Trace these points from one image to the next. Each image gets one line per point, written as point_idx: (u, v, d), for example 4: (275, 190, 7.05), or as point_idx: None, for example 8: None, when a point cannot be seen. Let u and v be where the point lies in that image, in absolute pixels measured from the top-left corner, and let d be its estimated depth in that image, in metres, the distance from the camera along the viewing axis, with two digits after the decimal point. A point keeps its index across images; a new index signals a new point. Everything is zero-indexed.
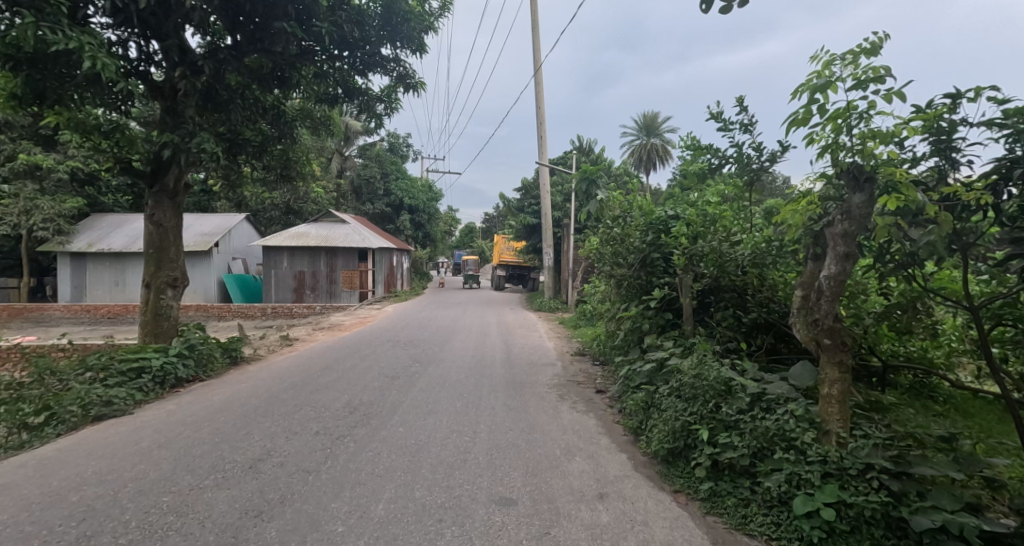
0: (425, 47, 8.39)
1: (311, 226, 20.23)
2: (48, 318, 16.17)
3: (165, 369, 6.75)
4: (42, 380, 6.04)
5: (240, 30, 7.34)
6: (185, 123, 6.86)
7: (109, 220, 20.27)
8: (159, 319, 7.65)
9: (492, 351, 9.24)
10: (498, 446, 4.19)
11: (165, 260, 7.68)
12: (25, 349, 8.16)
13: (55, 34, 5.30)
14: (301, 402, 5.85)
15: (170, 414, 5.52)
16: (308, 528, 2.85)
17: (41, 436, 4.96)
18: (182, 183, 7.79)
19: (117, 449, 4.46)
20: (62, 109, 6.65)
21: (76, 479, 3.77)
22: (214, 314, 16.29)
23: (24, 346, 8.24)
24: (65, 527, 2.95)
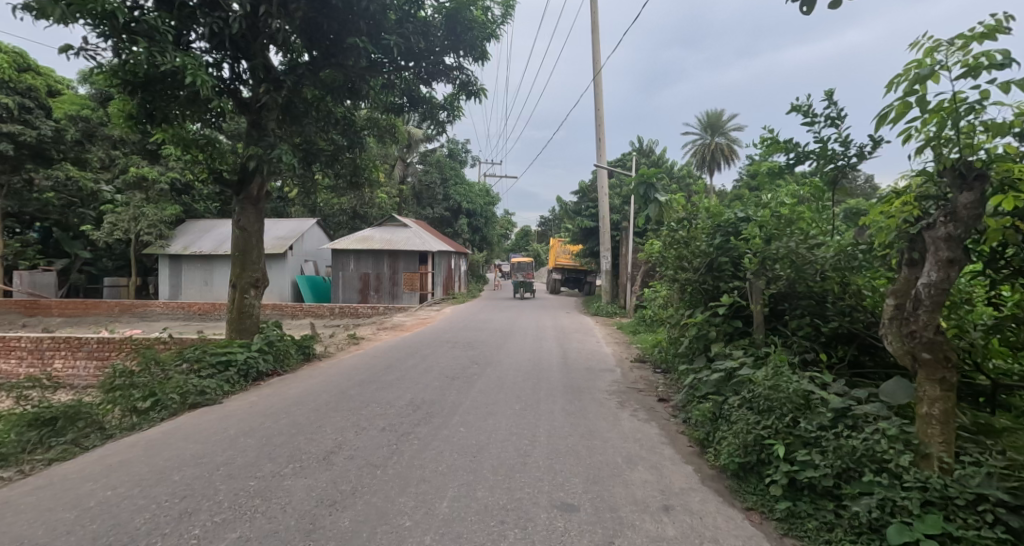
0: (487, 55, 8.56)
1: (375, 229, 21.13)
2: (151, 313, 17.98)
3: (248, 364, 7.30)
4: (147, 369, 6.72)
5: (316, 47, 7.83)
6: (268, 135, 7.41)
7: (202, 225, 22.29)
8: (243, 317, 8.27)
9: (549, 354, 9.24)
10: (558, 450, 4.17)
11: (248, 262, 8.30)
12: (132, 340, 9.13)
13: (163, 59, 5.92)
14: (367, 399, 6.13)
15: (252, 405, 5.97)
16: (377, 520, 2.97)
17: (148, 419, 5.54)
18: (264, 190, 8.39)
19: (209, 435, 4.88)
20: (168, 126, 7.43)
21: (177, 460, 4.18)
22: (289, 313, 17.40)
23: (132, 338, 9.22)
24: (168, 504, 3.26)
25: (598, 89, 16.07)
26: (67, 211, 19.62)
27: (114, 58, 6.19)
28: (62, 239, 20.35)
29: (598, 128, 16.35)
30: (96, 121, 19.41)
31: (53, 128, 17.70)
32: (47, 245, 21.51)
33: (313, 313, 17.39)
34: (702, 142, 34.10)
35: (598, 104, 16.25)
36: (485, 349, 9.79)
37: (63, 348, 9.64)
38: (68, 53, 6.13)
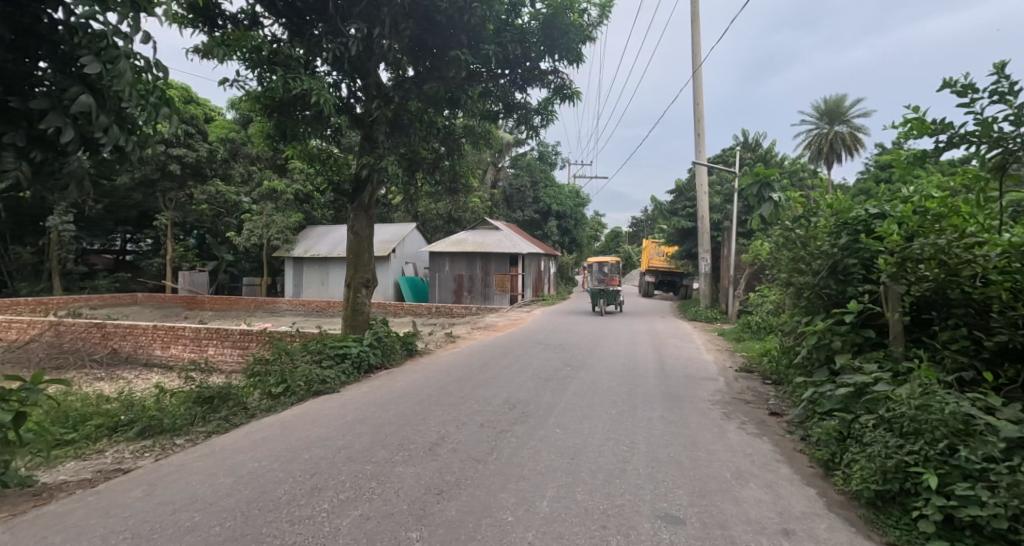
0: (582, 58, 8.52)
1: (470, 233, 21.91)
2: (278, 309, 20.29)
3: (361, 357, 7.95)
4: (279, 358, 7.60)
5: (421, 62, 8.32)
6: (379, 146, 7.99)
7: (319, 231, 24.68)
8: (356, 313, 9.01)
9: (644, 359, 8.94)
10: (659, 459, 4.02)
11: (360, 263, 9.02)
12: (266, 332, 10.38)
13: (296, 82, 6.67)
14: (465, 395, 6.37)
15: (364, 395, 6.49)
16: (481, 512, 3.08)
17: (281, 403, 6.27)
18: (374, 198, 9.08)
19: (330, 420, 5.40)
20: (297, 143, 8.36)
21: (306, 440, 4.69)
22: (392, 311, 18.67)
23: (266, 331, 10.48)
24: (301, 479, 3.66)
25: (698, 81, 15.25)
26: (216, 220, 22.83)
27: (259, 85, 7.11)
28: (213, 244, 23.73)
29: (697, 123, 15.49)
30: (239, 141, 22.38)
31: (207, 149, 20.93)
32: (202, 249, 25.19)
33: (412, 312, 18.51)
34: (819, 132, 30.80)
35: (697, 97, 15.42)
36: (576, 352, 9.70)
37: (215, 337, 11.23)
38: (224, 85, 7.19)
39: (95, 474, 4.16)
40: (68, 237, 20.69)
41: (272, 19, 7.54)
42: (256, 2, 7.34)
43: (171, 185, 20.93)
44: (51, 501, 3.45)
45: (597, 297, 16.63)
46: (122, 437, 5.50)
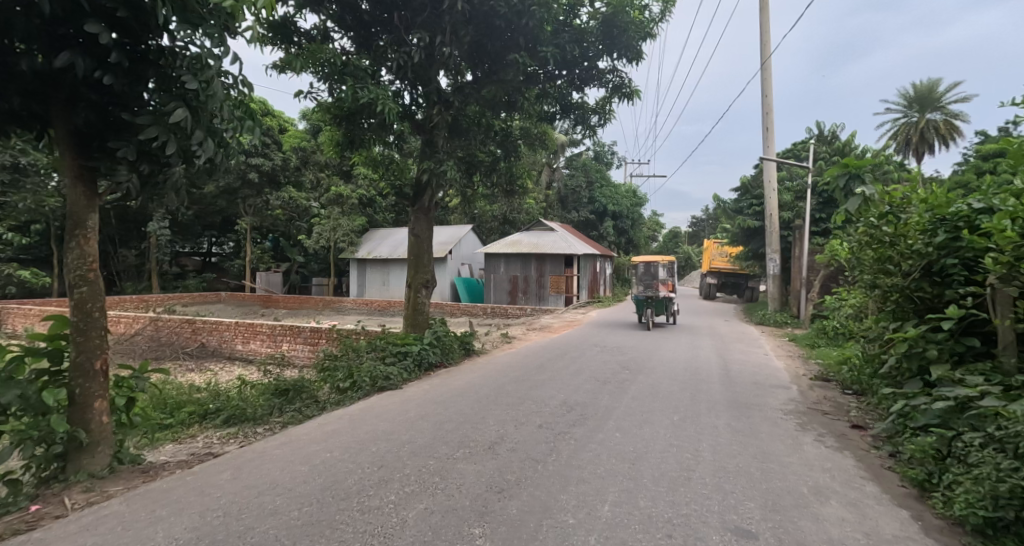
0: (642, 55, 8.34)
1: (525, 234, 22.01)
2: (343, 307, 21.32)
3: (422, 355, 8.19)
4: (346, 354, 7.98)
5: (479, 67, 8.43)
6: (439, 150, 8.17)
7: (381, 233, 25.68)
8: (417, 313, 9.28)
9: (707, 364, 8.59)
10: (727, 469, 3.85)
11: (421, 265, 9.27)
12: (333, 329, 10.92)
13: (365, 92, 6.98)
14: (523, 396, 6.40)
15: (425, 392, 6.69)
16: (542, 513, 3.08)
17: (349, 397, 6.59)
18: (434, 201, 9.30)
19: (394, 415, 5.62)
20: (363, 148, 8.77)
21: (372, 434, 4.89)
22: (448, 311, 19.09)
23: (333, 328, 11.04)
24: (370, 471, 3.83)
25: (766, 73, 14.48)
26: (289, 224, 24.32)
27: (331, 95, 7.53)
28: (285, 247, 25.32)
29: (765, 117, 14.70)
30: (309, 149, 23.28)
31: (281, 157, 22.55)
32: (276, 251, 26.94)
33: (468, 312, 18.83)
34: (907, 120, 28.31)
35: (765, 89, 14.65)
36: (634, 355, 9.47)
37: (288, 334, 11.98)
38: (299, 97, 7.71)
39: (190, 456, 4.57)
40: (164, 240, 22.81)
41: (341, 33, 7.94)
42: (327, 18, 7.77)
43: (250, 192, 22.59)
44: (156, 479, 3.83)
45: (641, 306, 12.86)
46: (211, 424, 6.01)
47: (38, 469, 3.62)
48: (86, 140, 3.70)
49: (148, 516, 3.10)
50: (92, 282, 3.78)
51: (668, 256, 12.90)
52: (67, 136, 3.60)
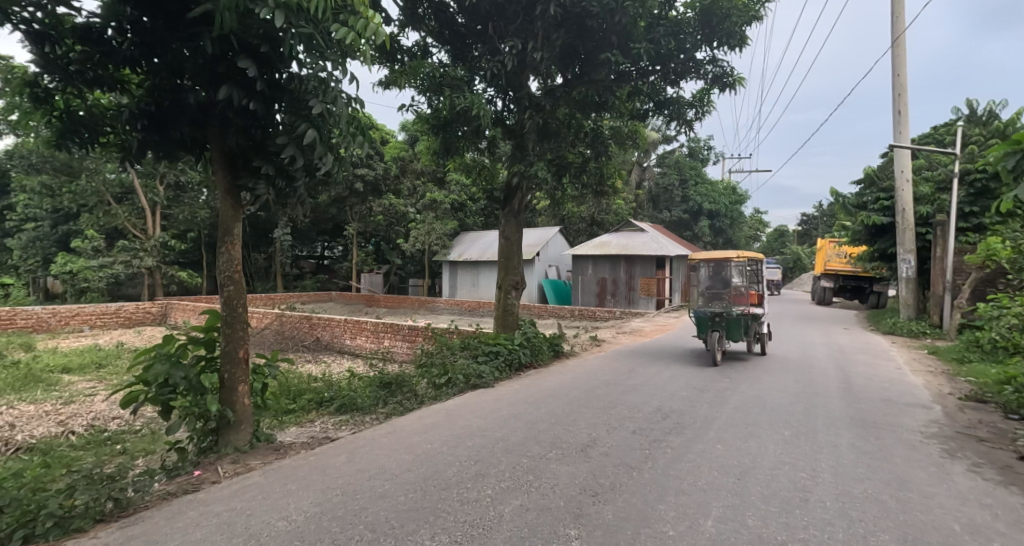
0: (746, 40, 7.81)
1: (613, 235, 21.58)
2: (436, 307, 22.38)
3: (513, 355, 8.36)
4: (441, 352, 8.38)
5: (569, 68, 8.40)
6: (530, 153, 8.25)
7: (473, 236, 26.57)
8: (507, 314, 9.43)
9: (823, 377, 7.80)
10: (852, 494, 3.48)
11: (511, 267, 9.41)
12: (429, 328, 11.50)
13: (461, 100, 7.31)
14: (615, 400, 6.28)
15: (516, 392, 6.82)
16: (640, 521, 3.01)
17: (444, 393, 6.92)
18: (525, 204, 9.42)
19: (487, 412, 5.80)
20: (456, 156, 9.20)
21: (468, 429, 5.10)
22: (536, 312, 19.22)
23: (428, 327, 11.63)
24: (468, 464, 4.01)
25: (897, 50, 12.86)
26: (389, 228, 26.02)
27: (429, 106, 8.00)
28: (386, 250, 27.11)
29: (897, 98, 13.05)
30: (407, 158, 24.85)
31: (383, 167, 24.20)
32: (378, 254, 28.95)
33: (556, 314, 18.83)
34: None
35: (896, 68, 13.03)
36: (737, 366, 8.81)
37: (389, 331, 12.82)
38: (401, 110, 8.29)
39: (311, 439, 5.09)
40: (286, 245, 25.54)
41: (439, 47, 8.36)
42: (426, 34, 8.22)
43: (356, 200, 24.50)
44: (285, 457, 4.32)
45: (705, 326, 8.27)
46: (325, 411, 6.64)
47: (198, 441, 4.25)
48: (234, 159, 4.31)
49: (281, 489, 3.51)
50: (237, 282, 4.36)
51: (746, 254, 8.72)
52: (219, 156, 4.24)
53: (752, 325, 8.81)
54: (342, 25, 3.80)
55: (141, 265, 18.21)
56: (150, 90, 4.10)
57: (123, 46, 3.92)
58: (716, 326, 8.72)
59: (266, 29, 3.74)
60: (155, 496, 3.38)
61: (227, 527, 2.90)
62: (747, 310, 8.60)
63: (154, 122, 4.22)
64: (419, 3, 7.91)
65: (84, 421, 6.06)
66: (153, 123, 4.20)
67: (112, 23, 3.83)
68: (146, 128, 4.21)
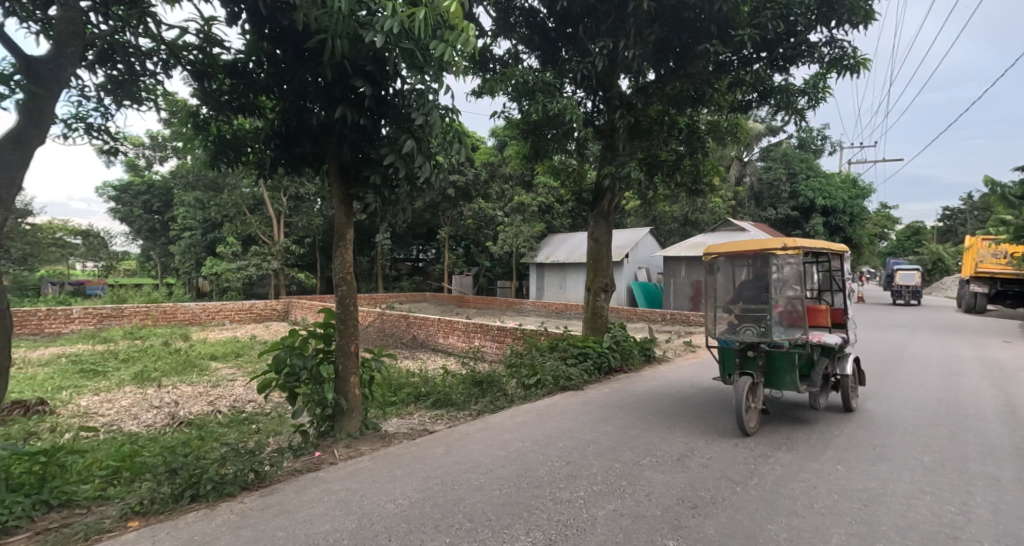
0: (873, 16, 7.03)
1: (710, 235, 20.40)
2: (524, 309, 22.67)
3: (602, 358, 8.27)
4: (530, 353, 8.51)
5: (663, 64, 8.12)
6: (620, 154, 8.12)
7: (561, 238, 26.56)
8: (596, 316, 9.30)
9: (970, 397, 6.75)
10: (1009, 534, 3.02)
11: (600, 269, 9.27)
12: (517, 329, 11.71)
13: (554, 105, 7.40)
14: (713, 410, 5.95)
15: (606, 396, 6.74)
16: (745, 539, 2.87)
17: (534, 393, 7.03)
18: (614, 204, 9.24)
19: (577, 415, 5.79)
20: (544, 159, 9.32)
21: (558, 430, 5.14)
22: (625, 316, 18.72)
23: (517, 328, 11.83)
24: (559, 464, 4.07)
25: None
26: (479, 232, 26.84)
27: (519, 112, 8.18)
28: (476, 253, 27.99)
29: None
30: (496, 163, 25.37)
31: (474, 173, 25.00)
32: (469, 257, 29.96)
33: (646, 318, 18.19)
34: None
35: None
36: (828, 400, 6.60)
37: (479, 331, 13.25)
38: (492, 117, 8.57)
39: (411, 431, 5.44)
40: (386, 249, 27.36)
41: (529, 53, 8.50)
42: (517, 42, 8.42)
43: (449, 205, 25.62)
44: (390, 445, 4.68)
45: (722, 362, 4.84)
46: (422, 405, 7.04)
47: (317, 425, 4.74)
48: (346, 171, 4.76)
49: (389, 474, 3.82)
50: (349, 282, 4.80)
51: (801, 246, 4.94)
52: (336, 169, 4.71)
53: (818, 366, 5.19)
54: (440, 41, 4.04)
55: (268, 267, 20.56)
56: (281, 114, 4.66)
57: (261, 76, 4.55)
58: (748, 367, 5.22)
59: (374, 51, 4.10)
60: (286, 471, 3.84)
61: (344, 504, 3.22)
62: (802, 341, 4.97)
63: (283, 141, 4.79)
64: (511, 12, 8.14)
65: (226, 402, 7.01)
66: (283, 142, 4.77)
67: (253, 58, 4.45)
68: (277, 147, 4.79)
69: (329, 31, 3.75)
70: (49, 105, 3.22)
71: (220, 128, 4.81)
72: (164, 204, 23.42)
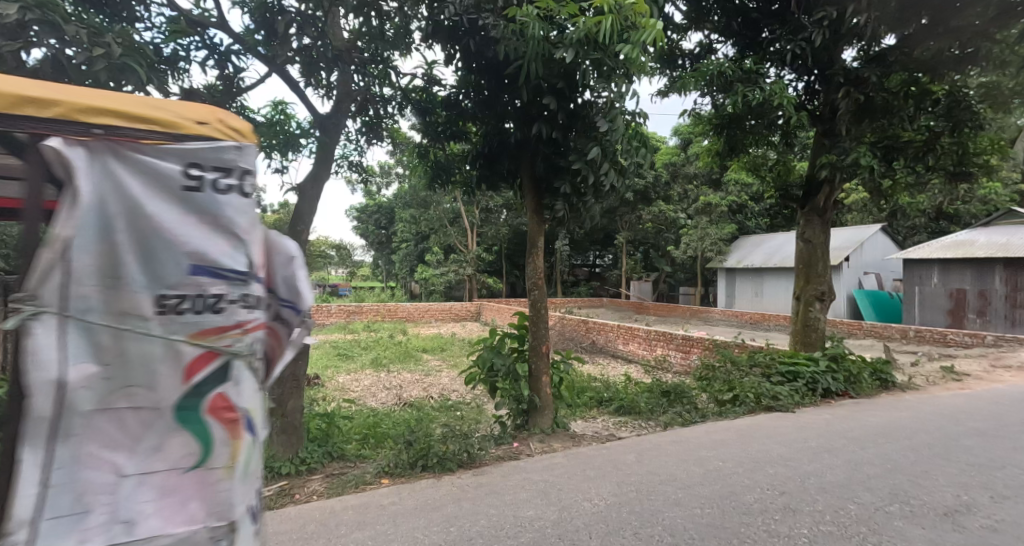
0: None
1: (980, 232, 15.51)
2: (710, 317, 20.52)
3: (817, 378, 6.95)
4: (725, 367, 7.75)
5: (912, 23, 6.54)
6: (843, 139, 6.93)
7: (756, 240, 23.78)
8: (808, 329, 7.81)
9: None
10: None
11: (813, 274, 7.86)
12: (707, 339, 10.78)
13: (757, 93, 6.64)
14: (1001, 458, 4.50)
15: (827, 422, 5.70)
16: None
17: (732, 410, 6.33)
18: (832, 199, 7.79)
19: (790, 440, 5.02)
20: (741, 153, 8.57)
21: (768, 455, 4.55)
22: (845, 330, 15.39)
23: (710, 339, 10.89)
24: (771, 493, 3.60)
25: None
26: (659, 236, 25.64)
27: (713, 106, 7.63)
28: (656, 258, 26.77)
29: None
30: (680, 162, 23.56)
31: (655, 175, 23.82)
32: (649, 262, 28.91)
33: (875, 334, 14.61)
34: None
35: None
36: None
37: (662, 339, 12.63)
38: (683, 115, 8.12)
39: (598, 434, 5.45)
40: (566, 255, 28.12)
41: (724, 41, 7.83)
42: (711, 32, 7.85)
43: (627, 209, 24.62)
44: (581, 445, 4.77)
45: None
46: (606, 410, 6.99)
47: (513, 418, 5.08)
48: (539, 184, 5.03)
49: (583, 473, 3.90)
50: (541, 287, 5.09)
51: None
52: (529, 183, 5.02)
53: None
54: (628, 43, 4.01)
55: (464, 273, 23.00)
56: (483, 136, 5.19)
57: (468, 106, 5.16)
58: None
59: (565, 67, 4.28)
60: (491, 456, 4.22)
61: (544, 495, 3.40)
62: None
63: (486, 161, 5.33)
64: None
65: (435, 391, 8.05)
66: (485, 162, 5.32)
67: (463, 90, 5.09)
68: (481, 166, 5.36)
69: (525, 56, 4.07)
70: (332, 150, 4.21)
71: (436, 154, 5.60)
72: (388, 221, 28.17)
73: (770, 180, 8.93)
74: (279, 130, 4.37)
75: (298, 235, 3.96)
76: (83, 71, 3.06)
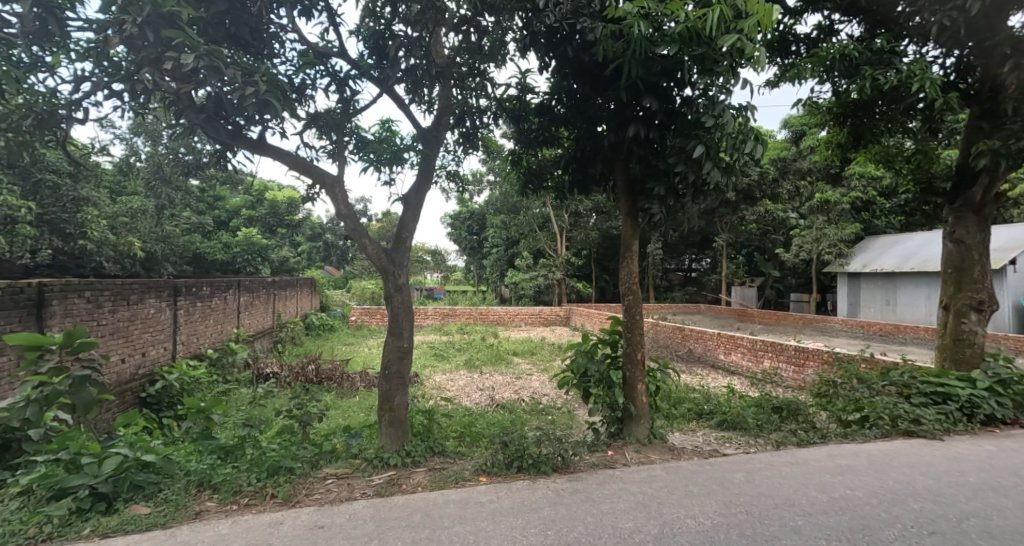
0: None
1: None
2: (830, 327, 18.52)
3: (975, 402, 5.95)
4: (850, 384, 6.92)
5: None
6: (1011, 121, 5.88)
7: (887, 240, 21.06)
8: (960, 345, 6.72)
9: None
10: None
11: (966, 280, 6.75)
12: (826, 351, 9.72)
13: (889, 76, 5.89)
14: None
15: (988, 455, 4.85)
16: None
17: (862, 433, 5.62)
18: (992, 193, 6.63)
19: (941, 474, 4.33)
20: (871, 144, 7.66)
21: (909, 487, 3.98)
22: (1009, 347, 13.01)
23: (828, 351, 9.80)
24: (916, 532, 3.15)
25: None
26: (765, 237, 23.76)
27: (834, 94, 6.89)
28: (761, 261, 24.78)
29: None
30: (790, 157, 21.65)
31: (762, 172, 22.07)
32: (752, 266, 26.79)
33: None
34: None
35: None
36: None
37: (771, 350, 11.63)
38: (796, 106, 7.45)
39: (700, 449, 5.14)
40: (660, 258, 27.02)
41: (848, 21, 7.05)
42: (831, 12, 7.10)
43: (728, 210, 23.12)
44: (683, 459, 4.53)
45: None
46: (706, 424, 6.58)
47: (607, 426, 4.91)
48: (634, 186, 4.87)
49: (686, 489, 3.70)
50: (635, 292, 4.92)
51: None
52: (624, 184, 4.89)
53: None
54: (733, 33, 3.78)
55: (553, 277, 23.08)
56: (576, 141, 5.17)
57: (561, 111, 5.19)
58: None
59: (665, 64, 4.13)
60: (588, 463, 4.16)
61: (644, 508, 3.29)
62: None
63: (580, 165, 5.29)
64: None
65: (526, 393, 8.15)
66: (579, 166, 5.28)
67: (556, 96, 5.11)
68: (575, 170, 5.33)
69: (624, 56, 4.00)
70: (433, 161, 4.45)
71: (529, 160, 5.69)
72: (481, 226, 29.17)
73: (907, 173, 7.86)
74: (386, 146, 4.72)
75: (403, 242, 4.24)
76: (234, 104, 3.56)
